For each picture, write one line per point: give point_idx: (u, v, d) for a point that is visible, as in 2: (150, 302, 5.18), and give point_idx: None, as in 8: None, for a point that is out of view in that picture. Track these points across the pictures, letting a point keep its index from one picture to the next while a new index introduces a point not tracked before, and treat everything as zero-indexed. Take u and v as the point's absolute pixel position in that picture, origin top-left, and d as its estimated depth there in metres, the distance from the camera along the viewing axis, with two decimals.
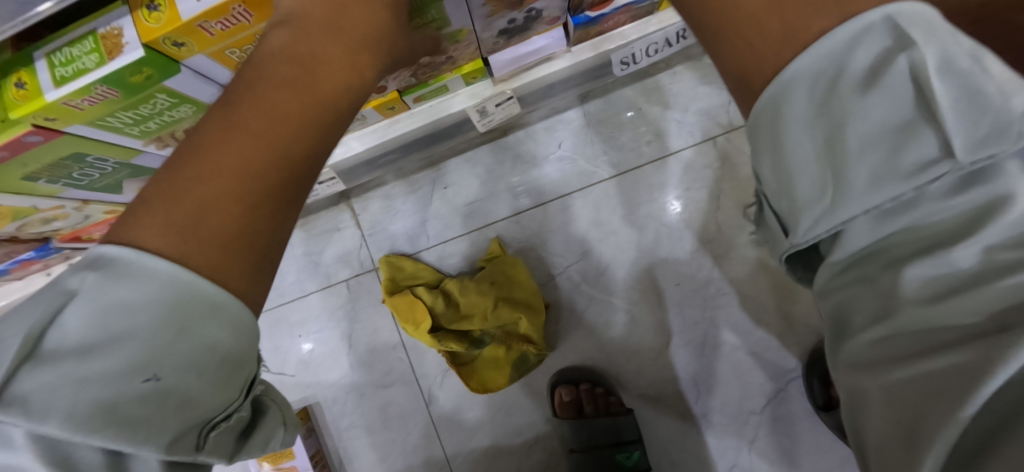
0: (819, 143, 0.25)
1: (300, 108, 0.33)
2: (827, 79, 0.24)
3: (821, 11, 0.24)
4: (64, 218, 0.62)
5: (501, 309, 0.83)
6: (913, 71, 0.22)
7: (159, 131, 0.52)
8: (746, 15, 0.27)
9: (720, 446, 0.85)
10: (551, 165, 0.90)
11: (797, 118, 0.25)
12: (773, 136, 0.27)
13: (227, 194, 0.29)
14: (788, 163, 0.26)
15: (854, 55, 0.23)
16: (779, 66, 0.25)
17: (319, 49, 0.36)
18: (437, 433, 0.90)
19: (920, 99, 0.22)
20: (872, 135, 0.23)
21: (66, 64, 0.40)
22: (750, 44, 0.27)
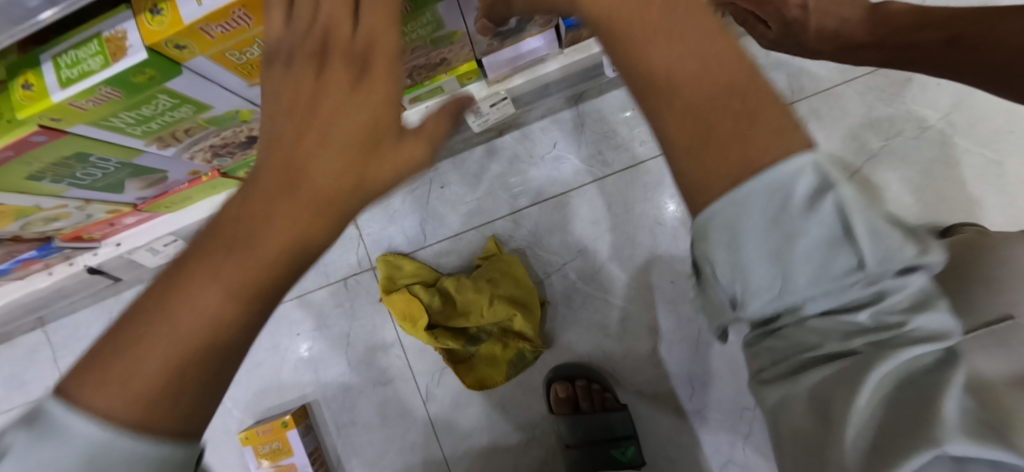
0: (768, 246, 0.20)
1: (283, 205, 0.27)
2: (777, 201, 0.20)
3: (761, 142, 0.20)
4: (67, 216, 0.63)
5: (497, 305, 0.83)
6: (837, 205, 0.20)
7: (161, 131, 0.52)
8: (690, 121, 0.22)
9: (715, 441, 0.86)
10: (548, 165, 0.91)
11: (751, 228, 0.20)
12: (715, 240, 0.21)
13: (221, 302, 0.25)
14: (739, 260, 0.21)
15: (799, 182, 0.20)
16: (734, 179, 0.20)
17: (321, 119, 0.29)
18: (434, 430, 0.91)
19: (843, 218, 0.20)
20: (813, 245, 0.20)
21: (72, 66, 0.41)
22: (697, 155, 0.22)
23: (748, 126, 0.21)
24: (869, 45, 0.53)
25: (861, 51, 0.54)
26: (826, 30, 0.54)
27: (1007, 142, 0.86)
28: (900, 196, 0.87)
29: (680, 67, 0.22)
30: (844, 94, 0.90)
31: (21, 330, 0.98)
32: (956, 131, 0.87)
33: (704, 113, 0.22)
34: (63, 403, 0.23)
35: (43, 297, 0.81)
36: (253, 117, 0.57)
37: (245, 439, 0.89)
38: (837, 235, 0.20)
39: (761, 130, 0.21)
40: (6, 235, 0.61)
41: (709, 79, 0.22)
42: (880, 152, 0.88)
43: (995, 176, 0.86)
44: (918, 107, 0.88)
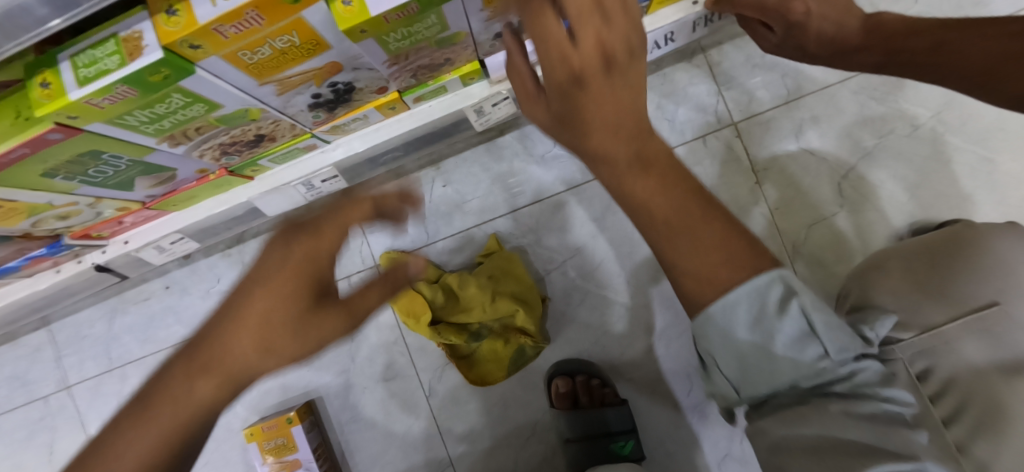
0: (762, 337, 0.32)
1: (223, 370, 0.39)
2: (760, 305, 0.31)
3: (737, 265, 0.30)
4: (78, 213, 0.64)
5: (499, 301, 0.84)
6: (802, 311, 0.31)
7: (173, 129, 0.53)
8: (698, 246, 0.31)
9: (713, 435, 0.88)
10: (548, 163, 0.93)
11: (745, 323, 0.31)
12: (716, 338, 0.32)
13: (155, 445, 0.36)
14: (741, 345, 0.32)
15: (772, 297, 0.31)
16: (724, 291, 0.30)
17: (260, 300, 0.41)
18: (437, 426, 0.92)
19: (804, 318, 0.32)
20: (795, 336, 0.32)
21: (89, 65, 0.42)
22: (700, 270, 0.31)
23: (730, 252, 0.31)
24: (861, 48, 0.52)
25: (854, 55, 0.53)
26: (826, 35, 0.53)
27: (997, 140, 0.88)
28: (894, 193, 0.89)
29: (674, 212, 0.31)
30: (838, 93, 0.92)
31: (26, 329, 0.98)
32: (947, 129, 0.89)
33: (706, 246, 0.30)
34: None
35: (49, 295, 0.82)
36: (262, 116, 0.59)
37: (248, 436, 0.90)
38: (807, 333, 0.32)
39: (738, 254, 0.31)
40: (17, 232, 0.62)
41: (701, 219, 0.31)
42: (873, 150, 0.90)
43: (986, 173, 0.88)
44: (909, 106, 0.90)
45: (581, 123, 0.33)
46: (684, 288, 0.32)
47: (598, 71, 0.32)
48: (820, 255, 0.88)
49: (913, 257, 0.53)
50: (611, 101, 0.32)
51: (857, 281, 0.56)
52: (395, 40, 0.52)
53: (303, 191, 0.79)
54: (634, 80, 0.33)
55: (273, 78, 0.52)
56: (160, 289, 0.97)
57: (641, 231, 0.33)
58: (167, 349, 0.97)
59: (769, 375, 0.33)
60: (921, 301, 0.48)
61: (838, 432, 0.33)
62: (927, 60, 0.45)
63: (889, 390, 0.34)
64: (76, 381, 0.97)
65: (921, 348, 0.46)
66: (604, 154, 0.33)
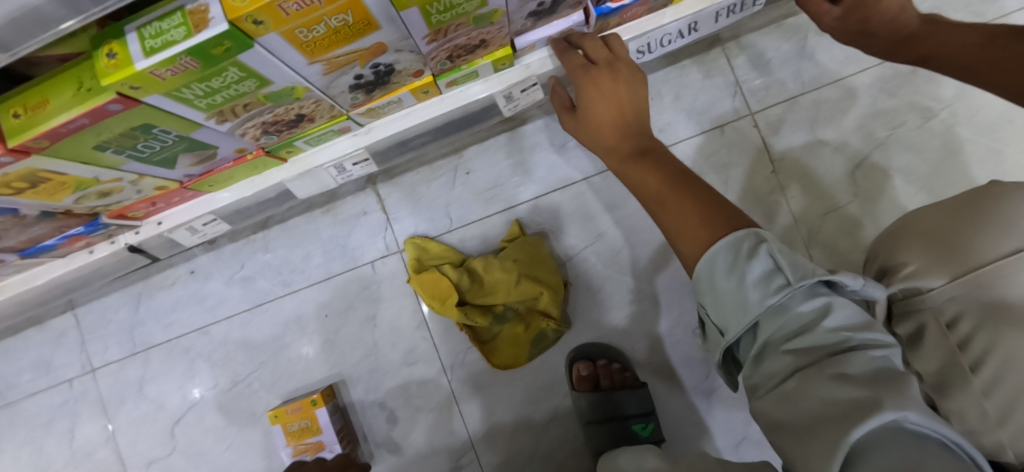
0: (736, 282, 0.39)
1: None
2: (732, 254, 0.40)
3: (716, 225, 0.42)
4: (120, 190, 0.66)
5: (524, 284, 0.88)
6: (771, 253, 0.39)
7: (223, 104, 0.55)
8: (681, 214, 0.44)
9: (730, 420, 0.90)
10: (570, 152, 0.95)
11: (721, 270, 0.40)
12: (705, 286, 0.41)
13: None
14: (718, 291, 0.40)
15: (745, 248, 0.39)
16: (706, 247, 0.41)
17: None
18: (457, 409, 0.93)
19: (772, 260, 0.38)
20: (761, 278, 0.38)
21: (155, 36, 0.44)
22: (685, 232, 0.43)
23: (708, 217, 0.42)
24: (914, 36, 0.54)
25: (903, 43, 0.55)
26: (891, 14, 0.54)
27: (1006, 131, 0.91)
28: (907, 182, 0.91)
29: (662, 190, 0.47)
30: (853, 85, 0.95)
31: (51, 313, 1.00)
32: (959, 120, 0.92)
33: (683, 213, 0.44)
34: None
35: (82, 276, 0.83)
36: (306, 95, 0.60)
37: (273, 418, 0.91)
38: (775, 269, 0.38)
39: (714, 219, 0.42)
40: (61, 208, 0.64)
41: (682, 192, 0.45)
42: (887, 140, 0.93)
43: (997, 163, 0.90)
44: (921, 98, 0.93)
45: (599, 127, 0.58)
46: (678, 246, 0.44)
47: (607, 95, 0.58)
48: (835, 242, 0.91)
49: (940, 215, 0.54)
50: (614, 105, 0.57)
51: (886, 242, 0.58)
52: (436, 12, 0.53)
53: (333, 175, 0.80)
54: (630, 94, 0.58)
55: (322, 57, 0.54)
56: (184, 274, 0.99)
57: (644, 203, 0.49)
58: (191, 333, 0.98)
59: (742, 308, 0.38)
60: (949, 255, 0.50)
61: (821, 383, 0.34)
62: (970, 55, 0.47)
63: (865, 333, 0.37)
64: (99, 365, 0.99)
65: (951, 296, 0.49)
66: (614, 148, 0.55)
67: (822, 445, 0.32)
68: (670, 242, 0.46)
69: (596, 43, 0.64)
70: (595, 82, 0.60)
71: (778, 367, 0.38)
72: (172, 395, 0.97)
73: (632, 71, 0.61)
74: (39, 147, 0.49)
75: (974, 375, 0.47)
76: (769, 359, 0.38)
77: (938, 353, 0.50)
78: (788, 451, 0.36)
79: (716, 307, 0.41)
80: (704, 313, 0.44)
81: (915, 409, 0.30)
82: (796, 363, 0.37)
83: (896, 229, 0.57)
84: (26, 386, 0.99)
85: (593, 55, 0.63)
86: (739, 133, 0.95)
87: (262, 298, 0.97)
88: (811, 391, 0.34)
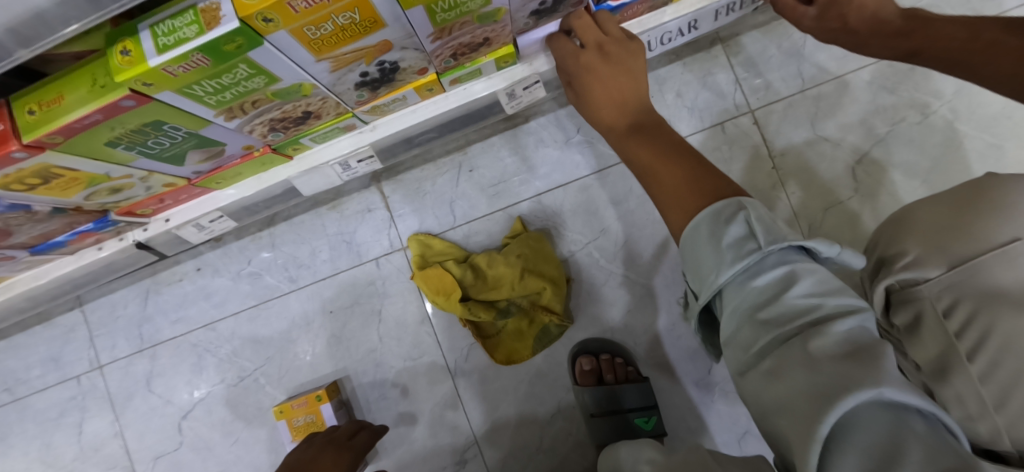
0: (712, 244, 0.41)
1: None
2: (715, 219, 0.42)
3: (705, 194, 0.45)
4: (130, 186, 0.67)
5: (528, 279, 0.89)
6: (748, 219, 0.40)
7: (232, 101, 0.56)
8: (672, 185, 0.47)
9: (732, 413, 0.91)
10: (572, 149, 0.96)
11: (704, 234, 0.42)
12: (690, 252, 0.43)
13: None
14: (698, 255, 0.42)
15: (726, 214, 0.42)
16: (693, 215, 0.44)
17: None
18: (461, 403, 0.94)
19: (749, 225, 0.40)
20: (733, 242, 0.40)
21: (168, 34, 0.45)
22: (675, 201, 0.47)
23: (696, 188, 0.46)
24: (903, 32, 0.55)
25: (894, 38, 0.55)
26: (867, 9, 0.56)
27: (1006, 127, 0.92)
28: (908, 178, 0.92)
29: (655, 163, 0.50)
30: (852, 82, 0.96)
31: (60, 310, 1.01)
32: (958, 116, 0.93)
33: (674, 185, 0.47)
34: None
35: (92, 272, 0.85)
36: (313, 92, 0.61)
37: (278, 413, 0.92)
38: (748, 235, 0.40)
39: (702, 190, 0.45)
40: (73, 204, 0.65)
41: (674, 166, 0.48)
42: (888, 136, 0.94)
43: (996, 158, 0.91)
44: (920, 94, 0.94)
45: (596, 108, 0.60)
46: (668, 216, 0.48)
47: (602, 78, 0.59)
48: (836, 237, 0.91)
49: (940, 206, 0.55)
50: (610, 85, 0.59)
51: (887, 232, 0.59)
52: (442, 10, 0.55)
53: (339, 172, 0.81)
54: (626, 69, 0.59)
55: (329, 54, 0.55)
56: (191, 271, 1.00)
57: (639, 177, 0.52)
58: (198, 329, 0.99)
59: (715, 270, 0.40)
60: (947, 246, 0.51)
61: (799, 360, 0.34)
62: (964, 50, 0.48)
63: (836, 300, 0.37)
64: (107, 361, 1.00)
65: (949, 284, 0.50)
66: (612, 126, 0.58)
67: (802, 426, 0.31)
68: (661, 212, 0.49)
69: (586, 22, 0.64)
70: (588, 70, 0.61)
71: (753, 340, 0.37)
72: (179, 391, 0.98)
73: (625, 49, 0.61)
74: (54, 143, 0.50)
75: (971, 362, 0.48)
76: (743, 332, 0.38)
77: (936, 340, 0.50)
78: (774, 429, 0.36)
79: (694, 273, 0.43)
80: (688, 286, 0.46)
81: (890, 384, 0.30)
82: (769, 334, 0.36)
83: (895, 220, 0.58)
84: (34, 382, 1.00)
85: (583, 38, 0.63)
86: (740, 129, 0.96)
87: (269, 294, 0.98)
88: (788, 369, 0.34)
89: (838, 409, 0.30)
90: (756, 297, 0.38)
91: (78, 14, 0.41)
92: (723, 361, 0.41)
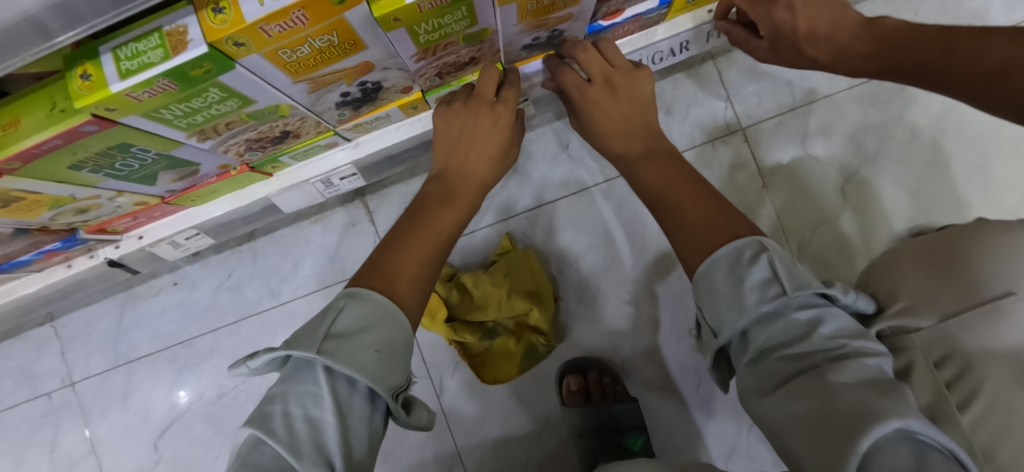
0: (733, 285, 0.44)
1: (441, 228, 0.59)
2: (734, 258, 0.45)
3: (721, 234, 0.47)
4: (97, 207, 0.64)
5: (514, 299, 0.85)
6: (770, 261, 0.43)
7: (204, 124, 0.54)
8: (689, 219, 0.50)
9: (720, 431, 0.90)
10: (561, 165, 0.96)
11: (721, 272, 0.45)
12: (705, 287, 0.46)
13: (433, 239, 0.57)
14: (716, 294, 0.45)
15: (747, 255, 0.44)
16: (710, 253, 0.47)
17: (446, 201, 0.61)
18: (446, 421, 0.93)
19: (772, 267, 0.43)
20: (759, 284, 0.43)
21: (132, 58, 0.43)
22: (692, 235, 0.49)
23: (710, 223, 0.49)
24: (867, 52, 0.55)
25: (860, 59, 0.56)
26: (819, 34, 0.57)
27: (991, 146, 0.92)
28: (895, 198, 0.92)
29: (667, 192, 0.54)
30: (840, 100, 0.95)
31: (29, 325, 0.97)
32: (945, 135, 0.93)
33: (689, 218, 0.50)
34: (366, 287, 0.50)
35: (62, 288, 0.81)
36: (291, 113, 0.59)
37: None
38: (773, 278, 0.43)
39: (718, 227, 0.48)
40: (36, 224, 0.62)
41: (690, 196, 0.52)
42: (875, 155, 0.93)
43: (981, 178, 0.91)
44: (907, 114, 0.94)
45: (605, 137, 0.62)
46: (680, 245, 0.50)
47: (611, 109, 0.61)
48: (824, 255, 0.91)
49: (929, 245, 0.54)
50: (619, 115, 0.61)
51: (879, 270, 0.57)
52: (425, 32, 0.52)
53: (321, 189, 0.79)
54: (638, 97, 0.62)
55: (307, 76, 0.53)
56: (168, 285, 0.97)
57: (650, 199, 0.56)
58: (175, 345, 0.96)
59: (739, 310, 0.43)
60: (936, 294, 0.50)
61: (824, 388, 0.37)
62: (939, 66, 0.48)
63: (859, 342, 0.41)
64: (80, 378, 0.96)
65: (939, 336, 0.49)
66: (624, 152, 0.60)
67: (833, 450, 0.34)
68: (671, 238, 0.52)
69: (592, 55, 0.63)
70: (593, 105, 0.62)
71: (773, 370, 0.42)
72: (156, 407, 0.95)
73: (630, 78, 0.63)
74: (10, 169, 0.48)
75: (963, 414, 0.46)
76: (764, 363, 0.43)
77: (927, 390, 0.48)
78: (794, 450, 0.39)
79: (711, 310, 0.46)
80: (702, 317, 0.49)
81: (916, 417, 0.33)
82: (793, 369, 0.41)
83: (887, 260, 0.57)
84: (3, 399, 0.96)
85: (589, 70, 0.63)
86: (730, 147, 0.95)
87: (249, 310, 0.95)
88: (807, 395, 0.38)
89: (870, 434, 0.33)
90: (781, 334, 0.42)
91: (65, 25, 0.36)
92: (743, 387, 0.44)
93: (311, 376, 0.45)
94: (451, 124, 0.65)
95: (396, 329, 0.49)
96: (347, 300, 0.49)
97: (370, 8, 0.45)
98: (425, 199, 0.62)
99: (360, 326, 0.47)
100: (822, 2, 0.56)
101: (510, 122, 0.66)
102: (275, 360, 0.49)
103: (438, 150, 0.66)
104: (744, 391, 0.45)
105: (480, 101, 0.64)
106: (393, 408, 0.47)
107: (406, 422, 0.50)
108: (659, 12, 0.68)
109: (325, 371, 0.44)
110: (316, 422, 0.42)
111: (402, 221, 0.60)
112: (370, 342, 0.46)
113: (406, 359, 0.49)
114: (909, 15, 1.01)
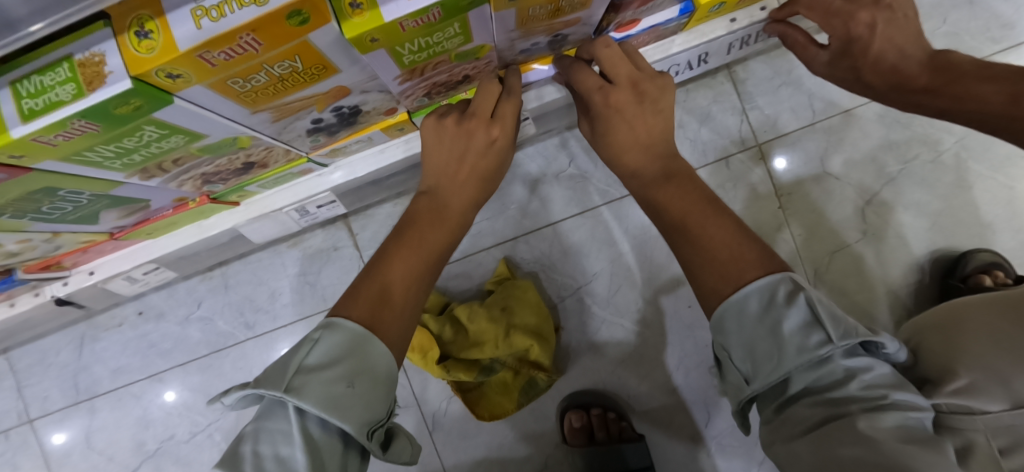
0: (767, 328, 0.37)
1: (428, 257, 0.49)
2: (766, 294, 0.38)
3: (748, 266, 0.39)
4: (31, 248, 0.55)
5: (513, 336, 0.78)
6: (809, 302, 0.37)
7: (145, 163, 0.45)
8: (708, 243, 0.42)
9: (731, 468, 0.83)
10: (562, 183, 0.88)
11: (751, 313, 0.38)
12: (733, 326, 0.39)
13: (411, 265, 0.48)
14: (751, 340, 0.38)
15: (781, 295, 0.38)
16: (738, 287, 0.39)
17: (434, 221, 0.52)
18: (439, 458, 0.87)
19: (811, 308, 0.37)
20: (800, 330, 0.37)
21: (35, 95, 0.33)
22: (715, 265, 0.40)
23: (736, 254, 0.40)
24: (926, 89, 0.48)
25: (918, 95, 0.49)
26: (885, 61, 0.50)
27: (1019, 166, 0.85)
28: (917, 221, 0.85)
29: (685, 213, 0.45)
30: (864, 115, 0.87)
31: None
32: (971, 155, 0.86)
33: (712, 243, 0.41)
34: (344, 319, 0.41)
35: (9, 326, 0.73)
36: (253, 144, 0.50)
37: None
38: (814, 321, 0.37)
39: (744, 257, 0.40)
40: None
41: (713, 218, 0.43)
42: (898, 176, 0.86)
43: (1007, 200, 0.84)
44: (934, 130, 0.86)
45: (620, 153, 0.53)
46: (699, 277, 0.42)
47: (634, 119, 0.52)
48: (844, 282, 0.84)
49: (1000, 320, 0.49)
50: (642, 127, 0.52)
51: (935, 340, 0.52)
52: (410, 52, 0.43)
53: (296, 217, 0.72)
54: (663, 110, 0.53)
55: (268, 105, 0.44)
56: (133, 315, 0.88)
57: (664, 226, 0.47)
58: (142, 380, 0.88)
59: (775, 358, 0.37)
60: (1004, 375, 0.45)
61: (863, 434, 0.34)
62: (1006, 116, 0.39)
63: (899, 393, 0.37)
64: (38, 414, 0.88)
65: (1004, 425, 0.42)
66: (638, 171, 0.51)
67: None
68: (688, 272, 0.43)
69: (616, 53, 0.54)
70: (616, 110, 0.53)
71: (805, 414, 0.37)
72: (123, 446, 0.87)
73: (657, 86, 0.54)
74: None
75: None
76: (795, 407, 0.38)
77: None
78: None
79: (745, 356, 0.39)
80: (721, 353, 0.42)
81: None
82: (827, 413, 0.36)
83: (948, 325, 0.52)
84: None
85: (613, 72, 0.54)
86: (744, 163, 0.87)
87: (223, 342, 0.87)
88: (841, 442, 0.34)
89: None
90: (821, 380, 0.37)
91: (32, 13, 0.26)
92: (771, 432, 0.40)
93: (281, 413, 0.38)
94: (441, 140, 0.55)
95: (375, 356, 0.40)
96: (322, 330, 0.41)
97: (341, 27, 0.36)
98: (415, 214, 0.53)
99: (332, 358, 0.39)
100: (900, 25, 0.50)
101: (508, 145, 0.57)
102: (251, 396, 0.41)
103: (427, 165, 0.56)
104: (772, 437, 0.40)
105: (475, 120, 0.54)
106: (369, 447, 0.39)
107: (386, 457, 0.42)
108: (679, 22, 0.60)
109: (297, 410, 0.37)
110: (287, 463, 0.36)
111: (381, 242, 0.51)
112: (346, 374, 0.38)
113: (390, 383, 0.41)
114: (936, 21, 0.93)
